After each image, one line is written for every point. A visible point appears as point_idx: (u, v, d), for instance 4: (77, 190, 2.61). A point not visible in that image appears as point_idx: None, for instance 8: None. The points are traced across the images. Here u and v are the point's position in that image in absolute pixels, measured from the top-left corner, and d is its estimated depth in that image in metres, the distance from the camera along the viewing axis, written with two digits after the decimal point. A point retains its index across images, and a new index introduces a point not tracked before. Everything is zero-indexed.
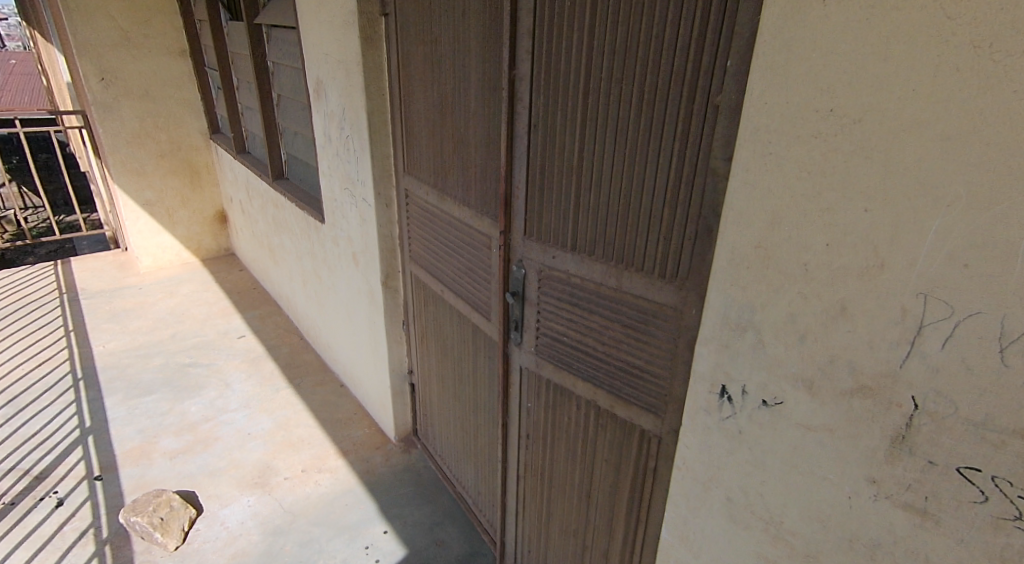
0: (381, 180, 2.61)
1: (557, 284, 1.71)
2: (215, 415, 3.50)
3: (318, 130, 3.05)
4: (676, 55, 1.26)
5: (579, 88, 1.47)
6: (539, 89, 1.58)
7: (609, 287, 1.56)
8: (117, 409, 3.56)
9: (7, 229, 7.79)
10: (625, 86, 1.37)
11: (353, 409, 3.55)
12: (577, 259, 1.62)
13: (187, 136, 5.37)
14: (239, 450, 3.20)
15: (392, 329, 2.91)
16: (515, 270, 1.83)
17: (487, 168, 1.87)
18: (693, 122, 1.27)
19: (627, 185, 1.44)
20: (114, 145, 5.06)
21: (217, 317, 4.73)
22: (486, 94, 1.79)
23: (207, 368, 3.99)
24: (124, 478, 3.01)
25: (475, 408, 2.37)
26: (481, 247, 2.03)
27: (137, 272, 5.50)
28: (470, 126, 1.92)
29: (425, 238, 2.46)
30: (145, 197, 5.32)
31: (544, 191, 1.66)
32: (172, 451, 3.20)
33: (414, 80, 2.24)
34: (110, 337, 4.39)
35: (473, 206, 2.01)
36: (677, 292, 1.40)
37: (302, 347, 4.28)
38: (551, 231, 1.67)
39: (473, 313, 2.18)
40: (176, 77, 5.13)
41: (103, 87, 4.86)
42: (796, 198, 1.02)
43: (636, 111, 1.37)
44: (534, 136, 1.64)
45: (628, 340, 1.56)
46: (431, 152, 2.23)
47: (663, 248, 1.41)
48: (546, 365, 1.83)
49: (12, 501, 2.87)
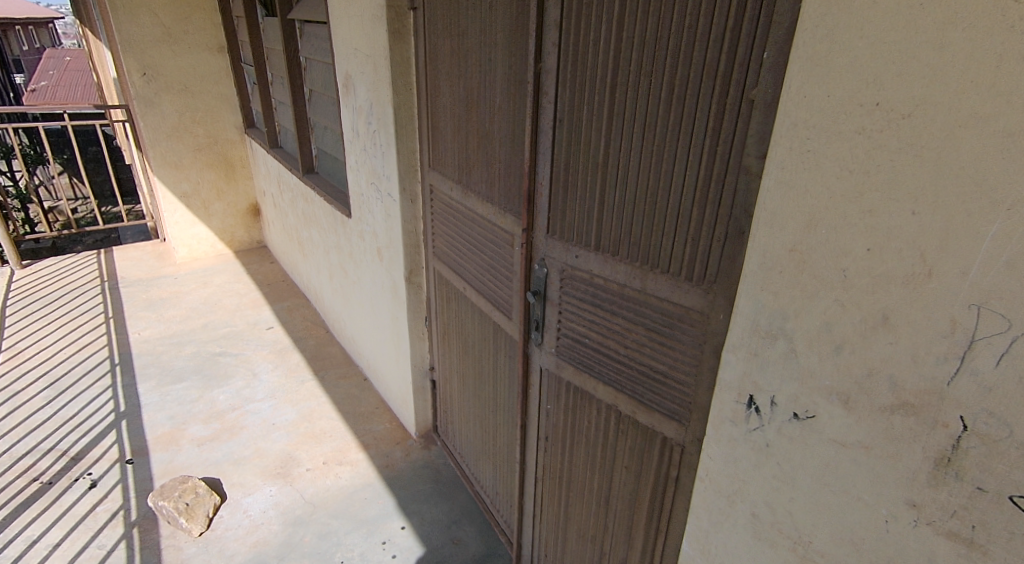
0: (407, 175, 2.59)
1: (578, 283, 1.65)
2: (242, 404, 3.53)
3: (346, 125, 3.05)
4: (709, 46, 1.20)
5: (606, 81, 1.42)
6: (565, 82, 1.53)
7: (632, 289, 1.50)
8: (150, 394, 3.62)
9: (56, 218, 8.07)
10: (655, 79, 1.31)
11: (375, 403, 3.54)
12: (600, 259, 1.56)
13: (223, 130, 5.45)
14: (263, 440, 3.22)
15: (414, 325, 2.89)
16: (537, 269, 1.78)
17: (512, 165, 1.82)
18: (726, 117, 1.21)
19: (655, 183, 1.38)
20: (154, 138, 5.16)
21: (247, 308, 4.79)
22: (511, 88, 1.75)
23: (236, 358, 4.04)
24: (153, 462, 3.05)
25: (494, 408, 2.33)
26: (504, 245, 1.98)
27: (173, 262, 5.61)
28: (495, 122, 1.88)
29: (448, 234, 2.43)
30: (181, 189, 5.41)
31: (568, 188, 1.60)
32: (201, 438, 3.24)
33: (441, 73, 2.21)
34: (145, 325, 4.48)
35: (496, 203, 1.97)
36: (704, 295, 1.34)
37: (328, 340, 4.30)
38: (574, 229, 1.62)
39: (495, 311, 2.14)
40: (213, 72, 5.21)
41: (145, 82, 4.97)
42: (835, 199, 0.95)
43: (666, 106, 1.31)
44: (559, 131, 1.58)
45: (651, 344, 1.50)
46: (456, 147, 2.19)
47: (690, 249, 1.34)
48: (566, 367, 1.78)
49: (48, 481, 2.93)
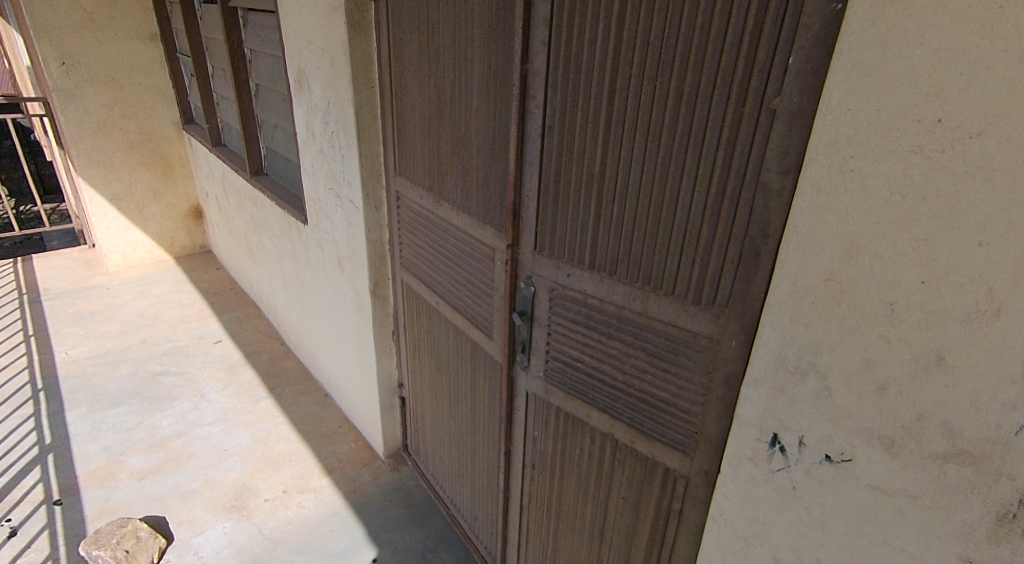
0: (369, 182, 2.41)
1: (571, 303, 1.53)
2: (188, 429, 3.32)
3: (300, 125, 2.83)
4: (725, 48, 1.08)
5: (603, 85, 1.28)
6: (555, 85, 1.39)
7: (631, 311, 1.39)
8: (80, 423, 3.37)
9: None
10: (660, 84, 1.18)
11: (338, 421, 3.36)
12: (596, 278, 1.44)
13: (157, 126, 5.09)
14: (214, 470, 3.01)
15: (380, 339, 2.73)
16: (523, 288, 1.65)
17: (492, 174, 1.68)
18: (743, 127, 1.09)
19: (658, 198, 1.26)
20: (79, 135, 4.77)
21: (192, 321, 4.50)
22: (491, 91, 1.60)
23: (180, 378, 3.79)
24: (86, 502, 2.82)
25: (472, 428, 2.21)
26: (483, 259, 1.84)
27: (105, 271, 5.23)
28: (472, 127, 1.73)
29: (419, 245, 2.28)
30: (113, 191, 5.03)
31: (558, 200, 1.47)
32: (141, 471, 3.01)
33: (408, 71, 2.04)
34: (74, 343, 4.16)
35: (474, 213, 1.83)
36: (713, 320, 1.23)
37: (283, 353, 4.08)
38: (565, 245, 1.49)
39: (474, 329, 2.01)
40: (145, 63, 4.85)
41: (65, 73, 4.57)
42: (884, 225, 0.85)
43: (672, 113, 1.18)
44: (548, 139, 1.44)
45: (653, 371, 1.39)
46: (426, 151, 2.03)
47: (698, 270, 1.23)
48: (556, 392, 1.66)
49: None
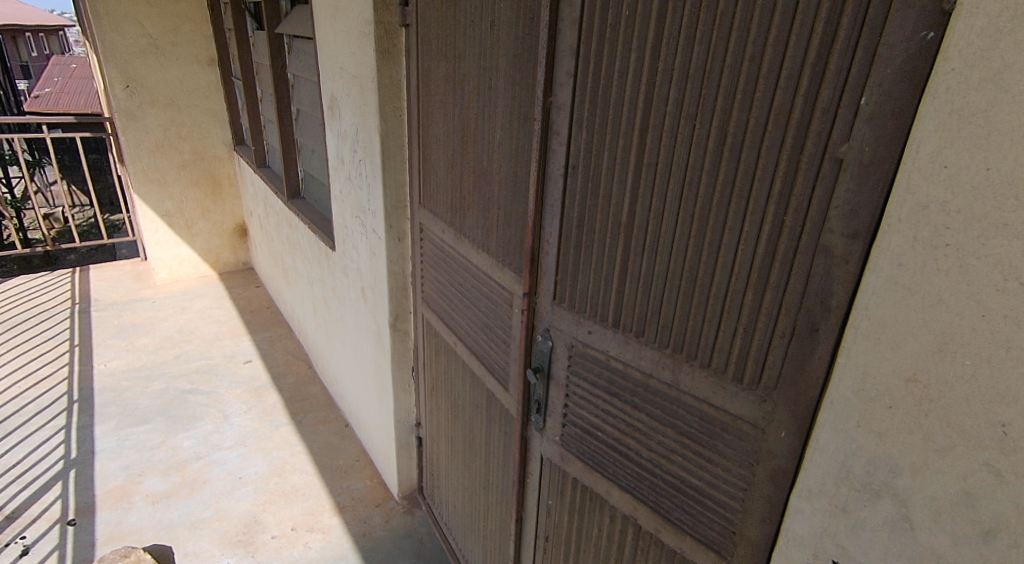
0: (393, 213, 2.31)
1: (592, 364, 1.35)
2: (207, 453, 3.25)
3: (331, 150, 2.76)
4: (779, 84, 0.89)
5: (634, 122, 1.11)
6: (581, 120, 1.22)
7: (659, 381, 1.20)
8: (106, 439, 3.35)
9: (53, 229, 7.87)
10: (699, 124, 1.00)
11: (356, 455, 3.26)
12: (620, 339, 1.25)
13: (210, 146, 5.17)
14: (226, 499, 2.93)
15: (399, 375, 2.63)
16: (540, 342, 1.47)
17: (512, 214, 1.52)
18: (800, 179, 0.90)
19: (694, 256, 1.07)
20: (135, 153, 4.87)
21: (226, 338, 4.49)
22: (514, 125, 1.45)
23: (207, 398, 3.76)
24: (98, 525, 2.75)
25: (486, 482, 2.06)
26: (503, 304, 1.68)
27: (152, 283, 5.33)
28: (494, 162, 1.58)
29: (439, 281, 2.14)
30: (164, 207, 5.13)
31: (580, 248, 1.30)
32: (156, 494, 2.95)
33: (433, 99, 1.92)
34: (113, 355, 4.19)
35: (494, 254, 1.67)
36: (758, 404, 1.04)
37: (309, 378, 4.00)
38: (587, 299, 1.31)
39: (491, 379, 1.85)
40: (202, 86, 4.95)
41: (128, 95, 4.69)
42: (992, 321, 0.68)
43: (713, 159, 1.00)
44: (572, 181, 1.27)
45: (682, 452, 1.19)
46: (449, 184, 1.90)
47: (741, 343, 1.04)
48: (574, 461, 1.48)
49: None
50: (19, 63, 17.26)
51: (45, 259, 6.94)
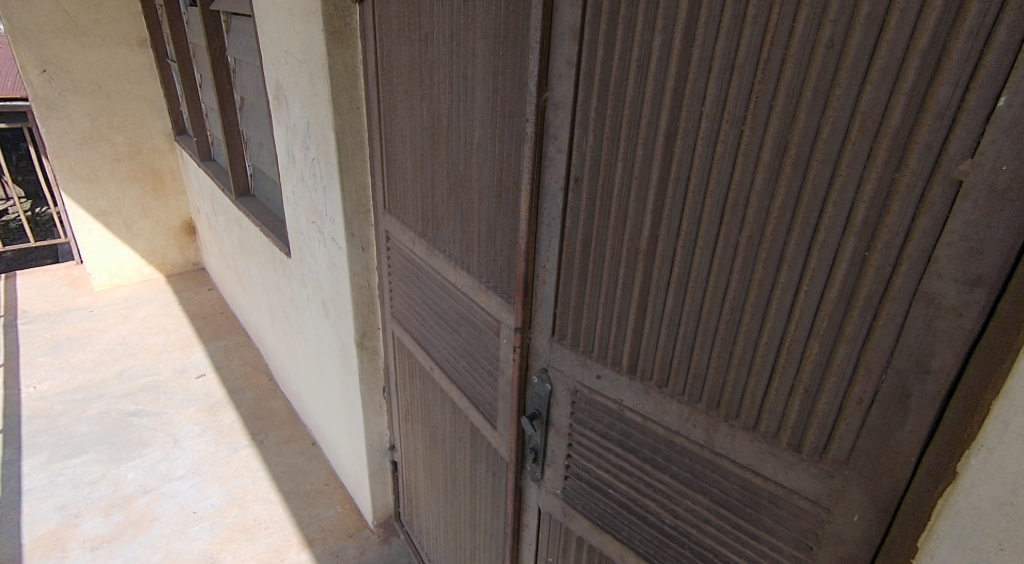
0: (354, 219, 2.04)
1: (601, 413, 1.12)
2: (155, 485, 2.99)
3: (280, 146, 2.46)
4: (870, 80, 0.67)
5: (658, 126, 0.87)
6: (586, 122, 0.97)
7: (685, 439, 0.97)
8: (36, 475, 3.03)
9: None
10: (751, 129, 0.77)
11: (324, 478, 3.06)
12: (639, 389, 1.03)
13: (148, 138, 4.74)
14: (178, 538, 2.70)
15: (369, 397, 2.43)
16: (535, 383, 1.24)
17: (497, 230, 1.28)
18: (896, 206, 0.68)
19: (738, 295, 0.84)
20: (62, 147, 4.43)
21: (176, 349, 4.15)
22: (498, 124, 1.20)
23: (155, 420, 3.46)
24: None
25: (475, 515, 1.91)
26: (487, 331, 1.44)
27: (90, 290, 4.91)
28: (472, 166, 1.33)
29: (412, 298, 1.91)
30: (99, 206, 4.71)
31: (586, 278, 1.06)
32: (96, 538, 2.69)
33: (396, 90, 1.65)
34: (45, 375, 3.82)
35: (475, 273, 1.43)
36: (823, 481, 0.82)
37: (270, 391, 3.73)
38: (595, 338, 1.08)
39: (475, 411, 1.65)
40: (134, 71, 4.52)
41: (46, 81, 4.24)
42: None
43: (768, 176, 0.77)
44: (574, 196, 1.03)
45: (717, 524, 0.97)
46: (418, 189, 1.64)
47: (800, 406, 0.81)
48: (578, 518, 1.26)
49: None
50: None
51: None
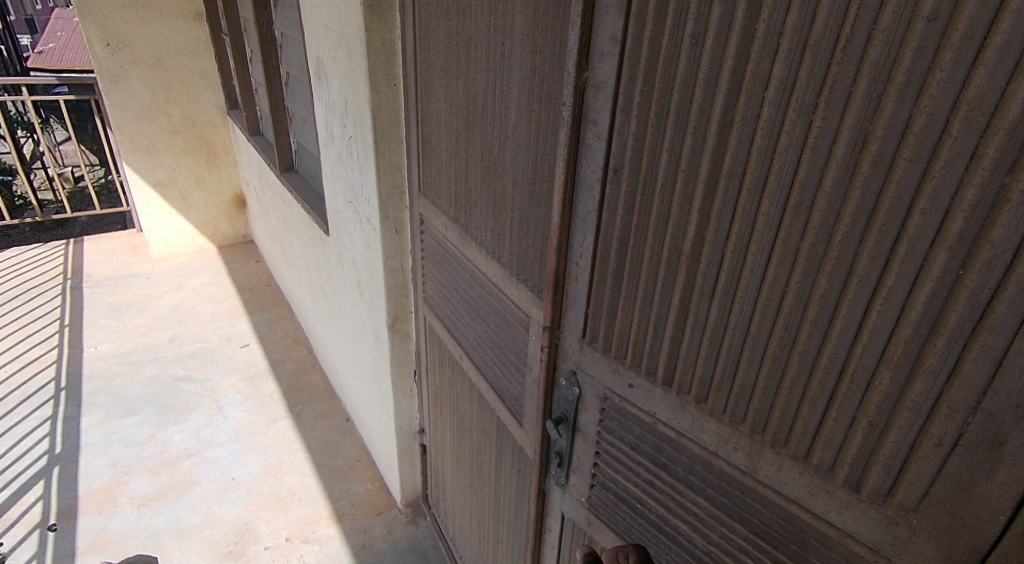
0: (388, 201, 1.99)
1: (631, 424, 1.03)
2: (199, 449, 3.07)
3: (320, 123, 2.42)
4: (982, 63, 0.55)
5: (711, 112, 0.77)
6: (629, 106, 0.87)
7: (724, 462, 0.88)
8: (92, 432, 3.15)
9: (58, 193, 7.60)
10: (824, 119, 0.66)
11: (356, 454, 3.07)
12: (674, 403, 0.93)
13: (202, 111, 4.81)
14: (217, 503, 2.77)
15: (400, 381, 2.40)
16: (563, 386, 1.16)
17: (530, 220, 1.19)
18: (1003, 218, 0.56)
19: (795, 311, 0.74)
20: (122, 119, 4.54)
21: (222, 319, 4.23)
22: (534, 106, 1.11)
23: (201, 386, 3.54)
24: (80, 532, 2.59)
25: (500, 509, 1.86)
26: (517, 325, 1.37)
27: (148, 258, 5.08)
28: (507, 151, 1.24)
29: (443, 284, 1.85)
30: (156, 176, 4.82)
31: (622, 279, 0.97)
32: (143, 496, 2.78)
33: (433, 67, 1.57)
34: (104, 337, 3.96)
35: (506, 263, 1.35)
36: (884, 528, 0.72)
37: (309, 364, 3.76)
38: (629, 344, 0.99)
39: (502, 406, 1.58)
40: (190, 44, 4.57)
41: (109, 54, 4.32)
42: None
43: (840, 175, 0.66)
44: (612, 188, 0.93)
45: (755, 556, 0.88)
46: (452, 173, 1.57)
47: (862, 442, 0.71)
48: (602, 529, 1.19)
49: None
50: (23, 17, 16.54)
51: (55, 224, 6.58)
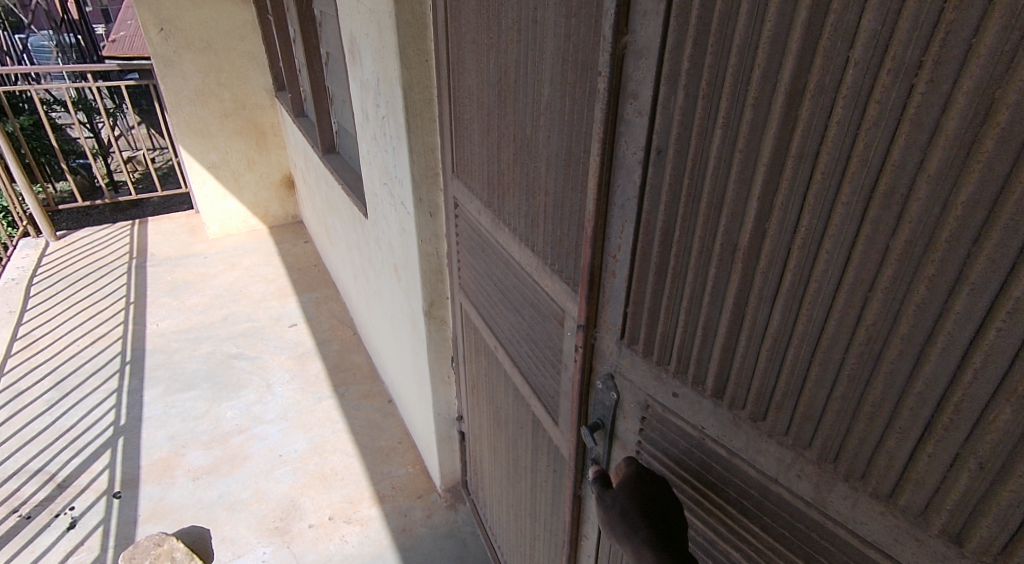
0: (422, 183, 1.90)
1: (675, 437, 0.92)
2: (249, 426, 3.12)
3: (356, 102, 2.34)
4: None
5: (778, 79, 0.63)
6: (677, 76, 0.75)
7: (786, 490, 0.76)
8: (153, 405, 3.26)
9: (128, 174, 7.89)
10: (931, 86, 0.52)
11: (398, 436, 3.05)
12: (725, 419, 0.82)
13: (251, 94, 4.82)
14: (265, 479, 2.80)
15: (437, 367, 2.34)
16: (600, 389, 1.06)
17: (564, 205, 1.08)
18: None
19: (880, 323, 0.60)
20: (177, 103, 4.61)
21: (272, 298, 4.28)
22: (569, 78, 0.99)
23: (252, 363, 3.59)
24: (142, 500, 2.70)
25: (536, 505, 1.77)
26: (552, 319, 1.26)
27: (205, 238, 5.19)
28: (540, 129, 1.12)
29: (477, 270, 1.75)
30: (210, 159, 4.90)
31: (667, 276, 0.85)
32: (198, 469, 2.85)
33: (464, 40, 1.46)
34: (164, 314, 4.06)
35: (540, 252, 1.24)
36: None
37: (354, 345, 3.75)
38: (674, 349, 0.87)
39: (537, 401, 1.49)
40: (238, 27, 4.56)
41: (163, 39, 4.38)
42: None
43: (950, 156, 0.52)
44: (655, 172, 0.81)
45: None
46: (484, 153, 1.46)
47: (968, 485, 0.58)
48: None
49: (27, 515, 2.65)
50: (99, 8, 17.21)
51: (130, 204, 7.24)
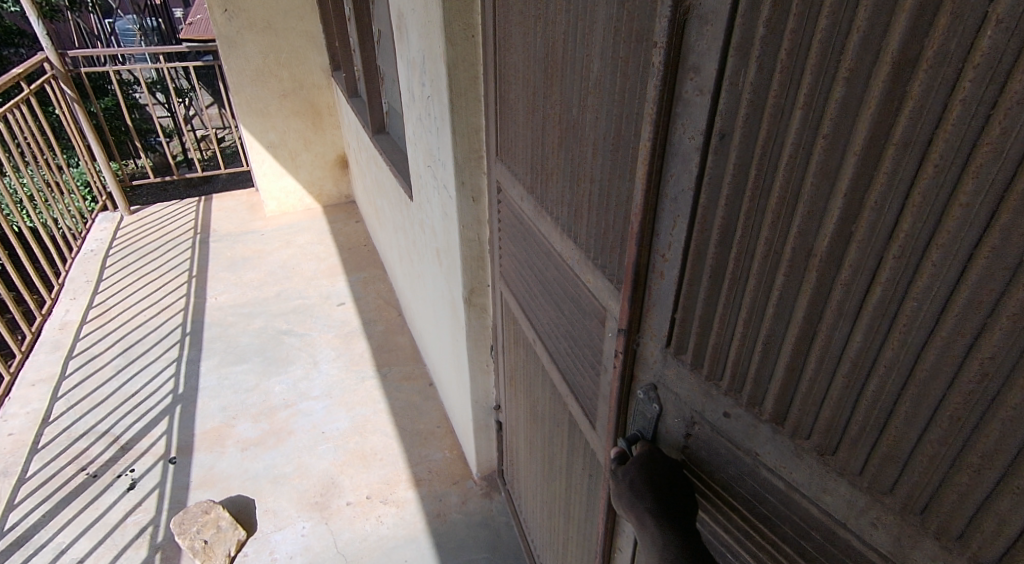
0: (465, 166, 1.82)
1: (724, 461, 0.82)
2: (295, 401, 3.14)
3: (403, 82, 2.28)
4: None
5: (881, 45, 0.51)
6: (748, 46, 0.63)
7: (857, 539, 0.65)
8: (208, 376, 3.33)
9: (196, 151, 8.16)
10: None
11: (437, 420, 3.01)
12: (786, 449, 0.71)
13: (308, 74, 4.84)
14: (308, 454, 2.82)
15: (476, 355, 2.27)
16: (640, 400, 0.96)
17: (611, 195, 0.98)
18: None
19: (1001, 356, 0.49)
20: (239, 83, 4.67)
21: (323, 277, 4.30)
22: (621, 52, 0.88)
23: (300, 340, 3.62)
24: (194, 467, 2.76)
25: (570, 506, 1.69)
26: (592, 317, 1.16)
27: (264, 216, 5.28)
28: (588, 111, 1.02)
29: (519, 259, 1.67)
30: (269, 138, 4.97)
31: (724, 280, 0.74)
32: (247, 440, 2.90)
33: (512, 15, 1.36)
34: (223, 288, 4.15)
35: (583, 245, 1.14)
36: None
37: (399, 326, 3.73)
38: (728, 364, 0.77)
39: (575, 402, 1.40)
40: (297, 6, 4.55)
41: (227, 19, 4.41)
42: None
43: None
44: (717, 161, 0.70)
45: None
46: (529, 136, 1.37)
47: None
48: None
49: (93, 474, 2.75)
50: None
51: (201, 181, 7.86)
